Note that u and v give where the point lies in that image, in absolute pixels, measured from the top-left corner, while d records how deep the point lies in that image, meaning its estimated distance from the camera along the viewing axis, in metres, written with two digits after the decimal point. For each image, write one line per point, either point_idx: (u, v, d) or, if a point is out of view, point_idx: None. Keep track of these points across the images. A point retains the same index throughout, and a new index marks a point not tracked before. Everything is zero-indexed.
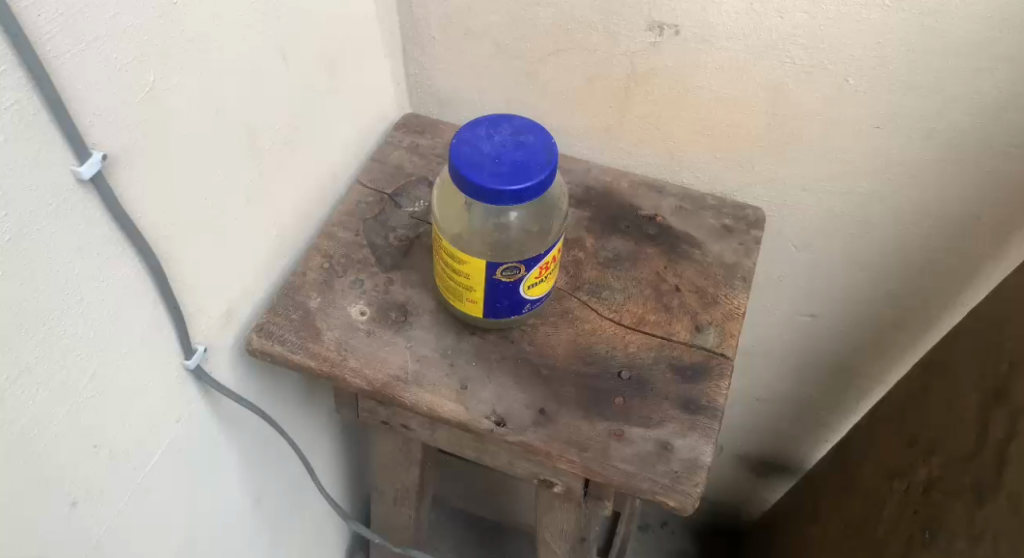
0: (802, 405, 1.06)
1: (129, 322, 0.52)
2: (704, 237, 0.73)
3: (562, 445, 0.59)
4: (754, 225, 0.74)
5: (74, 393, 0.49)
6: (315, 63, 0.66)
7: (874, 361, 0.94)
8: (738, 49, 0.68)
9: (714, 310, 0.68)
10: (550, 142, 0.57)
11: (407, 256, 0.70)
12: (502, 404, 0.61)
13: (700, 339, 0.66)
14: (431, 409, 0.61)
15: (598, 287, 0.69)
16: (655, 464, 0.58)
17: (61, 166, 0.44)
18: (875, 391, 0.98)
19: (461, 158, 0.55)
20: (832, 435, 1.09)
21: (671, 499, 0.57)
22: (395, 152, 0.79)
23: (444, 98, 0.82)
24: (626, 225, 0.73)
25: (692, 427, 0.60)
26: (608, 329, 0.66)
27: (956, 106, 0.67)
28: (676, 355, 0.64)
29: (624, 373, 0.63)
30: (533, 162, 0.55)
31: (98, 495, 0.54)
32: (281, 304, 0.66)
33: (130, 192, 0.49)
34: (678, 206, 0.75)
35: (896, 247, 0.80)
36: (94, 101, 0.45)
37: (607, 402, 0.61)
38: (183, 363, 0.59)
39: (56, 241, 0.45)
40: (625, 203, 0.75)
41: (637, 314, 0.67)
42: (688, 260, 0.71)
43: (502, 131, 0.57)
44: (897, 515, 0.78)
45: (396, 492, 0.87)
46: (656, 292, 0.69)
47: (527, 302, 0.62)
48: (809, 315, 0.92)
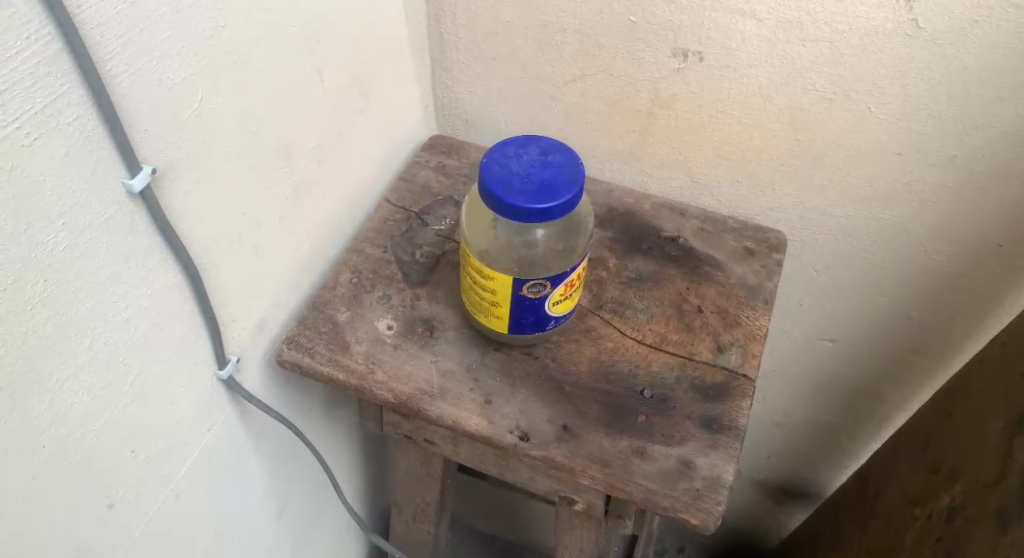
0: (822, 431, 1.06)
1: (168, 332, 0.54)
2: (726, 259, 0.74)
3: (585, 461, 0.60)
4: (775, 248, 0.75)
5: (115, 398, 0.51)
6: (349, 85, 0.69)
7: (895, 387, 0.94)
8: (761, 76, 0.70)
9: (736, 331, 0.68)
10: (577, 162, 0.59)
11: (433, 272, 0.72)
12: (526, 419, 0.62)
13: (722, 359, 0.66)
14: (456, 422, 0.62)
15: (621, 306, 0.70)
16: (677, 482, 0.59)
17: (114, 179, 0.46)
18: (896, 416, 0.98)
19: (491, 176, 0.57)
20: (851, 462, 1.09)
21: (694, 516, 0.58)
22: (423, 171, 0.81)
23: (470, 121, 0.84)
24: (648, 246, 0.75)
25: (713, 445, 0.61)
26: (630, 348, 0.67)
27: (977, 134, 0.68)
28: (697, 374, 0.65)
29: (646, 391, 0.64)
30: (560, 181, 0.57)
31: (132, 499, 0.55)
32: (311, 317, 0.68)
33: (175, 206, 0.51)
34: (700, 229, 0.77)
35: (918, 272, 0.81)
36: (146, 117, 0.47)
37: (629, 419, 0.62)
38: (217, 373, 0.60)
39: (105, 250, 0.47)
40: (647, 224, 0.77)
41: (659, 333, 0.68)
42: (709, 281, 0.72)
43: (530, 151, 0.59)
44: (919, 543, 0.78)
45: (416, 508, 0.88)
46: (678, 312, 0.69)
47: (551, 319, 0.63)
48: (829, 339, 0.92)
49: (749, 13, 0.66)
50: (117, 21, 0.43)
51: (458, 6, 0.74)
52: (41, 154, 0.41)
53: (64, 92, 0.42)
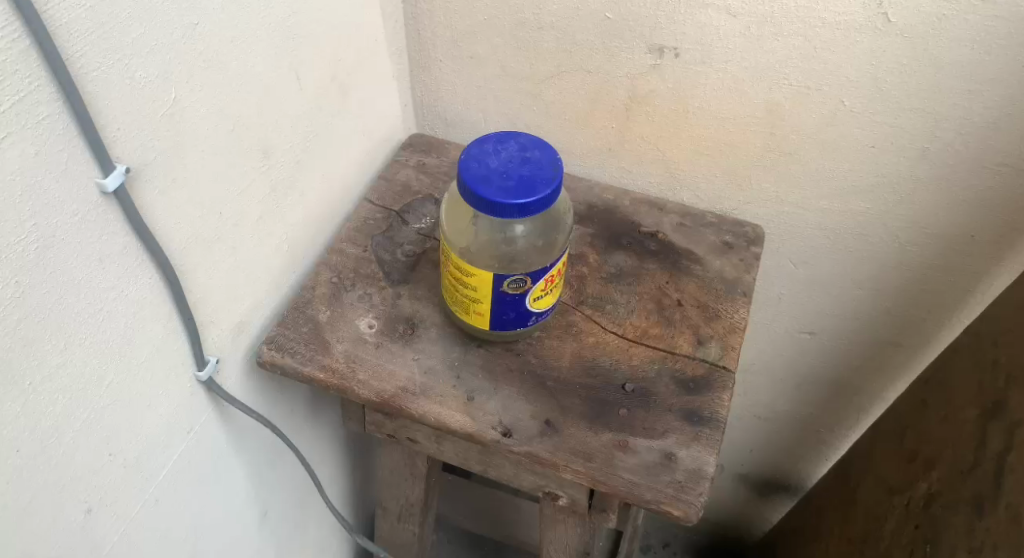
0: (802, 423, 1.07)
1: (145, 333, 0.54)
2: (705, 253, 0.74)
3: (567, 455, 0.60)
4: (753, 242, 0.76)
5: (91, 401, 0.51)
6: (326, 84, 0.68)
7: (873, 378, 0.95)
8: (736, 71, 0.70)
9: (716, 324, 0.69)
10: (556, 158, 0.59)
11: (414, 270, 0.72)
12: (508, 415, 0.62)
13: (702, 352, 0.67)
14: (439, 420, 0.62)
15: (602, 302, 0.70)
16: (659, 474, 0.59)
17: (87, 178, 0.46)
18: (875, 407, 0.99)
19: (469, 173, 0.57)
20: (832, 453, 1.10)
21: (676, 508, 0.58)
22: (403, 170, 0.81)
23: (449, 119, 0.84)
24: (628, 241, 0.75)
25: (695, 438, 0.61)
26: (612, 343, 0.67)
27: (948, 127, 0.69)
28: (678, 368, 0.66)
29: (628, 385, 0.64)
30: (539, 177, 0.57)
31: (111, 503, 0.55)
32: (291, 317, 0.67)
33: (149, 204, 0.51)
34: (679, 224, 0.77)
35: (894, 264, 0.82)
36: (119, 116, 0.47)
37: (612, 413, 0.62)
38: (196, 375, 0.60)
39: (80, 250, 0.47)
40: (627, 220, 0.77)
41: (640, 328, 0.68)
42: (689, 275, 0.73)
43: (509, 147, 0.59)
44: (898, 530, 0.79)
45: (401, 509, 0.88)
46: (659, 306, 0.70)
47: (533, 315, 0.63)
48: (808, 332, 0.93)
49: (723, 9, 0.67)
50: (88, 19, 0.43)
51: (435, 4, 0.74)
52: (11, 154, 0.41)
53: (33, 90, 0.41)
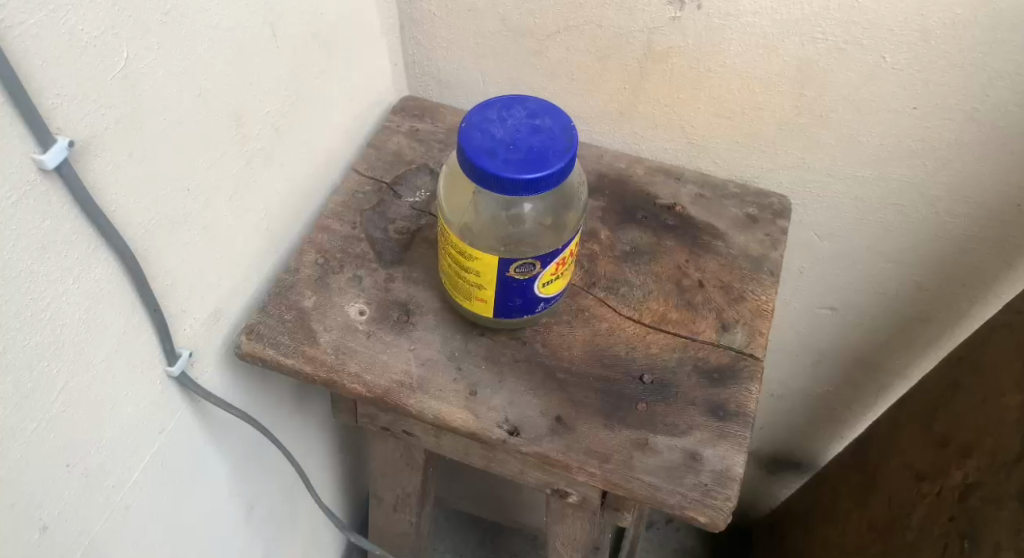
0: (818, 401, 1.02)
1: (103, 328, 0.47)
2: (727, 227, 0.68)
3: (581, 456, 0.54)
4: (779, 214, 0.69)
5: (41, 408, 0.44)
6: (306, 42, 0.61)
7: (897, 355, 0.90)
8: (765, 24, 0.63)
9: (741, 306, 0.63)
10: (569, 125, 0.52)
11: (408, 250, 0.65)
12: (515, 412, 0.56)
13: (726, 339, 0.61)
14: (439, 418, 0.56)
15: (615, 283, 0.64)
16: (683, 477, 0.54)
17: (20, 153, 0.39)
18: (898, 385, 0.93)
19: (471, 143, 0.50)
20: (848, 431, 1.05)
21: (701, 514, 0.52)
22: (394, 137, 0.74)
23: (444, 80, 0.77)
24: (642, 215, 0.68)
25: (721, 435, 0.56)
26: (627, 329, 0.61)
27: (1001, 84, 0.62)
28: (701, 356, 0.60)
29: (646, 376, 0.58)
30: (551, 148, 0.50)
31: (71, 516, 0.49)
32: (273, 303, 0.61)
33: (102, 182, 0.44)
34: (698, 195, 0.70)
35: (928, 236, 0.76)
36: (58, 79, 0.40)
37: (629, 408, 0.57)
38: (167, 369, 0.54)
39: (18, 239, 0.40)
40: (641, 191, 0.70)
41: (658, 312, 0.62)
42: (710, 252, 0.66)
43: (515, 114, 0.52)
44: (928, 521, 0.74)
45: (397, 500, 0.82)
46: (678, 288, 0.64)
47: (541, 301, 0.57)
48: (829, 308, 0.87)
49: None
50: None
51: None
52: None
53: None
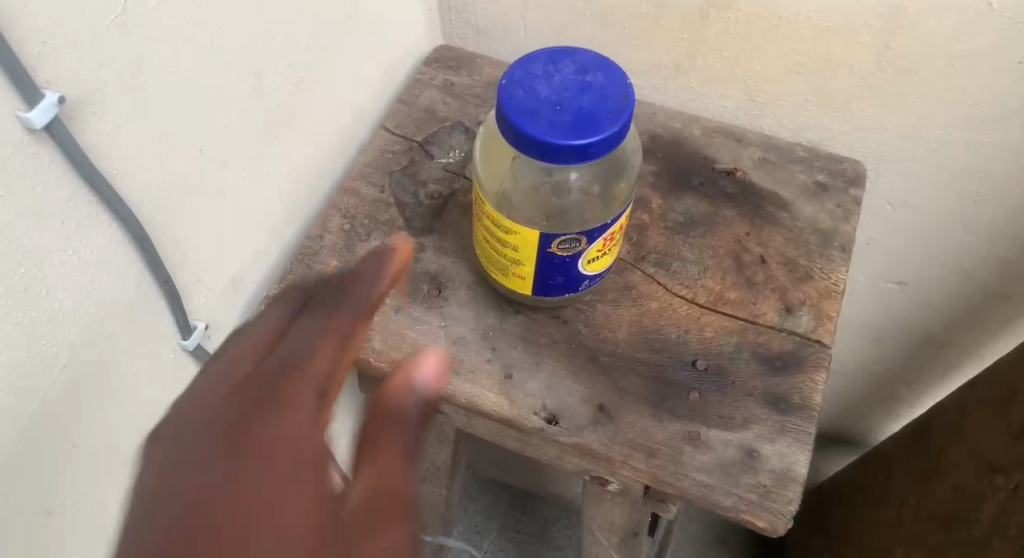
0: (877, 379, 0.96)
1: (108, 301, 0.43)
2: (794, 196, 0.61)
3: (626, 450, 0.49)
4: (853, 182, 0.62)
5: (41, 389, 0.41)
6: None
7: (967, 334, 0.83)
8: None
9: (808, 286, 0.56)
10: (624, 82, 0.47)
11: (440, 216, 0.60)
12: (554, 398, 0.51)
13: (789, 323, 0.55)
14: (471, 403, 0.52)
15: (667, 257, 0.58)
16: (738, 476, 0.49)
17: (4, 111, 0.34)
18: (966, 365, 0.86)
19: (513, 103, 0.45)
20: (906, 411, 0.99)
21: (759, 519, 0.47)
22: (426, 91, 0.68)
23: (483, 27, 0.71)
24: (699, 181, 0.62)
25: (782, 430, 0.50)
26: (680, 309, 0.55)
27: None
28: (762, 342, 0.54)
29: (700, 362, 0.53)
30: (603, 110, 0.45)
31: (78, 499, 0.46)
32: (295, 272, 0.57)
33: (100, 142, 0.39)
34: (762, 158, 0.64)
35: (1019, 207, 0.68)
36: (46, 25, 0.35)
37: (679, 398, 0.51)
38: (180, 343, 0.50)
39: (7, 207, 0.36)
40: (697, 154, 0.64)
41: (715, 291, 0.56)
42: (774, 225, 0.60)
43: (563, 68, 0.47)
44: (1001, 519, 0.68)
45: (425, 472, 0.79)
46: (737, 264, 0.58)
47: (584, 279, 0.51)
48: (896, 282, 0.80)
49: None
50: None
51: None
52: None
53: None
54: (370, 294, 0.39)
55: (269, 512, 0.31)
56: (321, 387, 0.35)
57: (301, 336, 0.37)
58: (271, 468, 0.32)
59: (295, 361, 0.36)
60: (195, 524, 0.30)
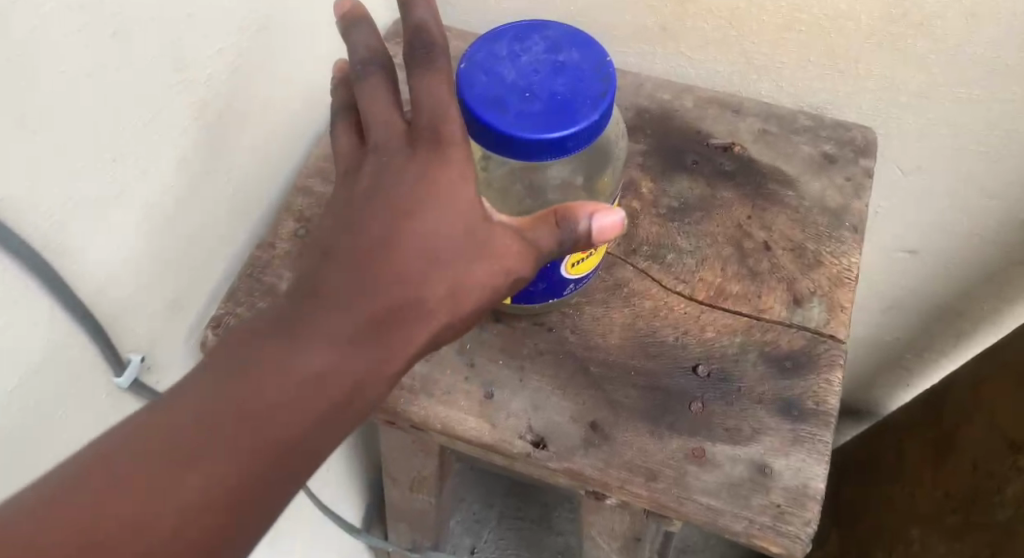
0: (887, 351, 0.90)
1: (14, 347, 0.38)
2: (798, 171, 0.55)
3: (622, 474, 0.44)
4: (863, 152, 0.56)
5: None
6: None
7: (984, 303, 0.77)
8: None
9: (818, 274, 0.51)
10: (603, 60, 0.41)
11: None
12: (540, 418, 0.46)
13: (800, 317, 0.49)
14: (447, 428, 0.46)
15: (660, 248, 0.52)
16: (748, 497, 0.43)
17: None
18: (983, 335, 0.81)
19: (477, 92, 0.39)
20: (918, 384, 0.93)
21: (772, 544, 0.42)
22: None
23: None
24: (693, 160, 0.56)
25: (796, 441, 0.44)
26: (677, 308, 0.50)
27: None
28: (770, 340, 0.48)
29: (701, 368, 0.47)
30: (581, 95, 0.40)
31: None
32: (243, 287, 0.51)
33: None
34: (762, 130, 0.57)
35: None
36: None
37: (680, 410, 0.46)
38: (113, 380, 0.46)
39: None
40: (690, 128, 0.57)
41: (716, 284, 0.50)
42: (778, 205, 0.54)
43: (532, 47, 0.41)
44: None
45: (412, 480, 0.73)
46: (739, 252, 0.52)
47: (569, 282, 0.46)
48: (907, 252, 0.75)
49: None
50: None
51: None
52: None
53: None
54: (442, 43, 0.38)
55: (427, 266, 0.35)
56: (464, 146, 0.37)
57: (429, 93, 0.37)
58: (431, 213, 0.36)
59: (433, 120, 0.37)
60: (365, 257, 0.35)
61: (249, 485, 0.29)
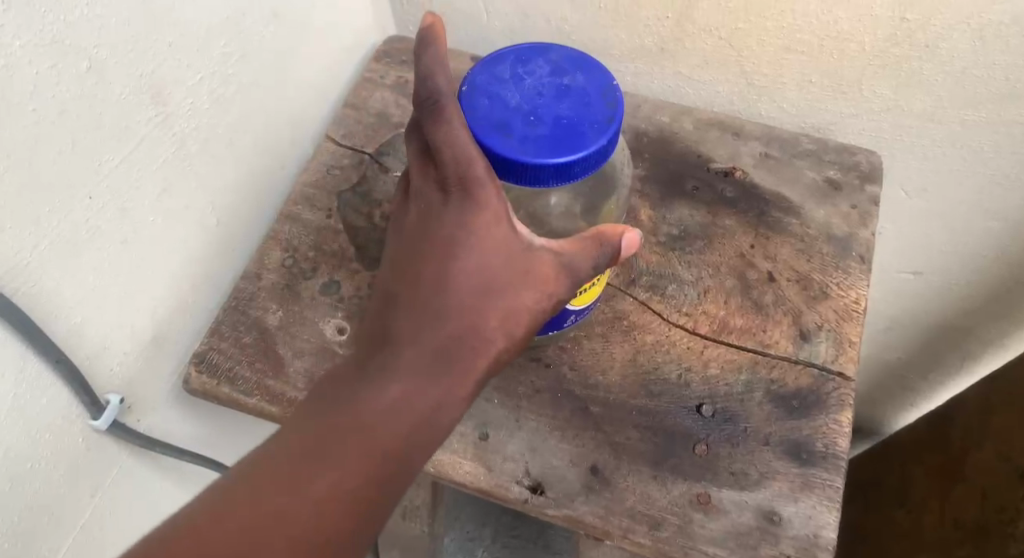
0: (891, 369, 0.89)
1: None
2: (802, 198, 0.53)
3: (624, 522, 0.42)
4: (869, 178, 0.54)
5: None
6: None
7: (990, 324, 0.75)
8: None
9: (824, 307, 0.49)
10: (609, 84, 0.39)
11: None
12: (537, 461, 0.44)
13: (806, 352, 0.47)
14: (441, 472, 0.44)
15: (661, 278, 0.50)
16: (756, 547, 0.41)
17: None
18: (989, 357, 0.79)
19: (477, 116, 0.37)
20: (922, 403, 0.92)
21: None
22: (378, 92, 0.59)
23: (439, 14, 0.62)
24: (693, 185, 0.54)
25: (805, 486, 0.43)
26: (679, 342, 0.48)
27: None
28: (776, 377, 0.46)
29: (705, 408, 0.45)
30: (587, 120, 0.38)
31: None
32: (227, 322, 0.49)
33: None
34: (764, 154, 0.55)
35: None
36: None
37: (683, 452, 0.44)
38: (91, 423, 0.43)
39: None
40: (690, 152, 0.56)
41: (719, 317, 0.49)
42: (782, 234, 0.52)
43: (535, 70, 0.39)
44: None
45: None
46: (743, 283, 0.50)
47: (571, 314, 0.44)
48: (911, 273, 0.73)
49: None
50: None
51: None
52: None
53: None
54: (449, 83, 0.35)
55: (478, 294, 0.37)
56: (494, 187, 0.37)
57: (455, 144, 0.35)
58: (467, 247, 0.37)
59: (457, 166, 0.36)
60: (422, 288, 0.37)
61: (344, 514, 0.33)
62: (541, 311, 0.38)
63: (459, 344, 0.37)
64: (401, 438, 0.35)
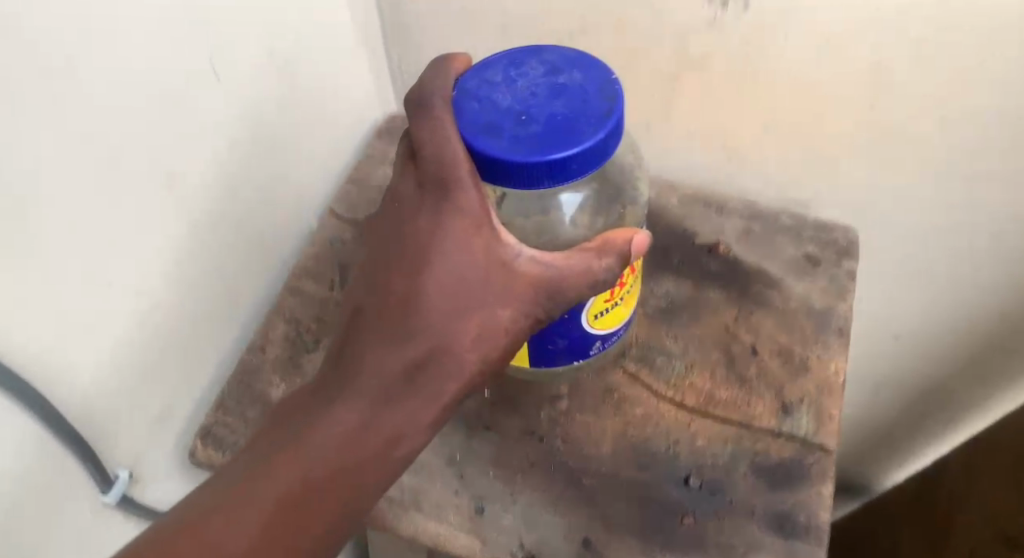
0: (879, 429, 0.91)
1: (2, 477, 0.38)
2: (783, 272, 0.56)
3: None
4: (846, 253, 0.57)
5: None
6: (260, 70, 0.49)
7: (973, 386, 0.77)
8: (833, 21, 0.50)
9: (805, 380, 0.51)
10: (607, 79, 0.41)
11: None
12: (531, 534, 0.45)
13: (789, 425, 0.49)
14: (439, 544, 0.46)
15: (649, 351, 0.52)
16: None
17: None
18: (974, 418, 0.80)
19: (470, 120, 0.39)
20: (911, 463, 0.93)
21: None
22: (380, 169, 0.62)
23: None
24: (680, 260, 0.57)
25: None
26: (667, 415, 0.50)
27: None
28: (760, 450, 0.48)
29: (692, 479, 0.47)
30: (582, 116, 0.39)
31: None
32: (232, 395, 0.51)
33: None
34: (745, 229, 0.59)
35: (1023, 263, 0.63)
36: None
37: (671, 524, 0.46)
38: (100, 498, 0.45)
39: None
40: (676, 227, 0.59)
41: (705, 390, 0.51)
42: (764, 308, 0.54)
43: (528, 71, 0.41)
44: None
45: None
46: (728, 356, 0.52)
47: (595, 340, 0.46)
48: (892, 336, 0.76)
49: None
50: None
51: None
52: None
53: None
54: (446, 91, 0.40)
55: (454, 310, 0.40)
56: (477, 190, 0.39)
57: (437, 142, 0.39)
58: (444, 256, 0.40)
59: (437, 166, 0.39)
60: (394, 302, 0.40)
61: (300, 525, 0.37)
62: (521, 326, 0.40)
63: (430, 364, 0.40)
64: (365, 456, 0.38)
